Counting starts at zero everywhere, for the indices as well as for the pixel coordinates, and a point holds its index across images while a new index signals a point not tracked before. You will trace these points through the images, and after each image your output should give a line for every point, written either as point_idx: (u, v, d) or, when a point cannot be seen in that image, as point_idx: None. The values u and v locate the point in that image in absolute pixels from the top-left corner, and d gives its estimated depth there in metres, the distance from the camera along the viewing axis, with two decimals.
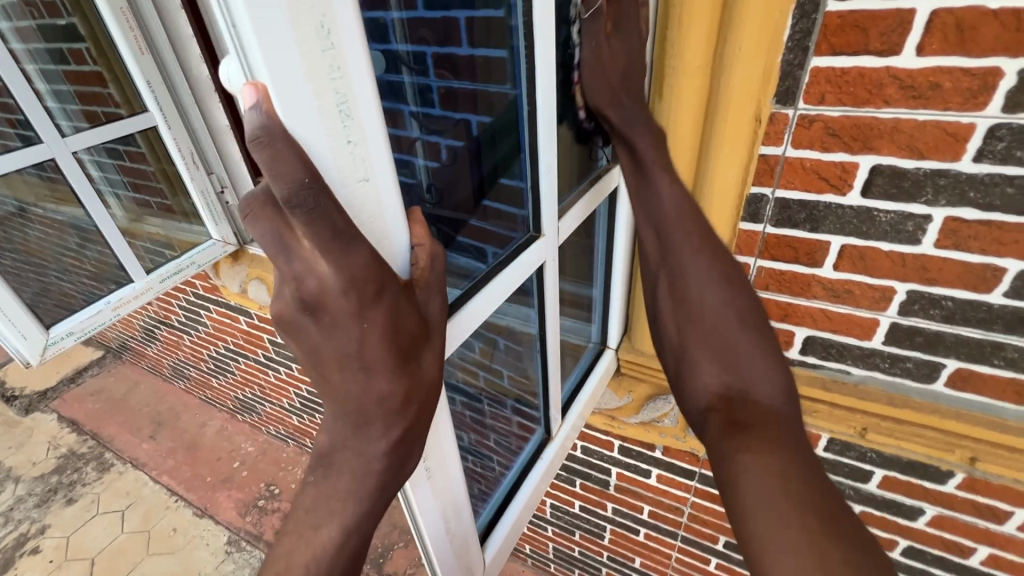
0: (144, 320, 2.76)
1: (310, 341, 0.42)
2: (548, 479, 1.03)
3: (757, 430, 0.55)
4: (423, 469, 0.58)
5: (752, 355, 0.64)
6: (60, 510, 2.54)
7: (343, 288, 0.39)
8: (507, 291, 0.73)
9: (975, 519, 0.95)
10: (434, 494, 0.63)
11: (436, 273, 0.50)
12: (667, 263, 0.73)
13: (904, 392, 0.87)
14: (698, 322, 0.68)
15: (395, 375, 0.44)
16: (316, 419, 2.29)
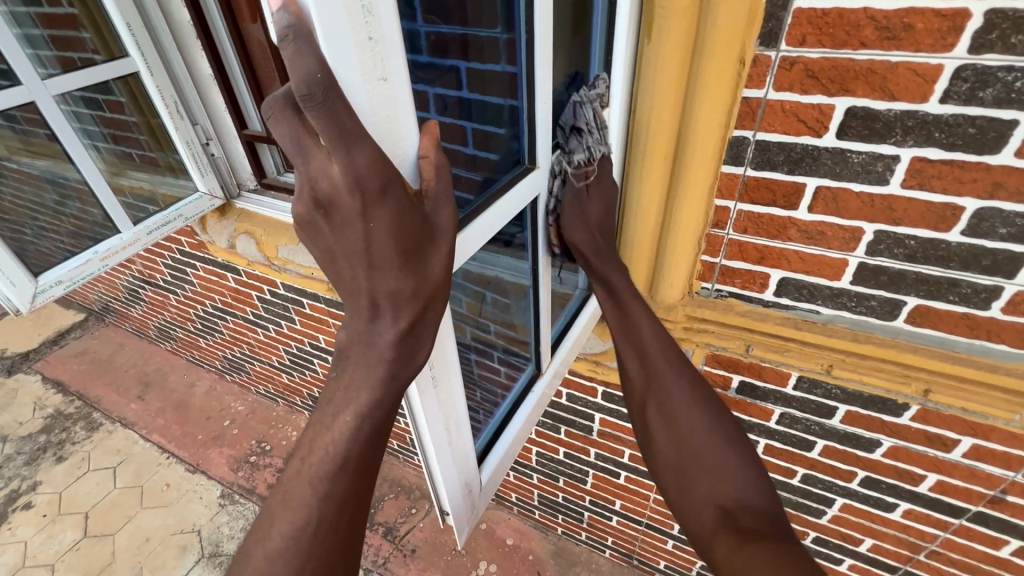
0: (128, 280, 2.73)
1: (327, 238, 0.49)
2: (538, 410, 1.11)
3: (761, 534, 0.70)
4: (429, 375, 0.66)
5: (732, 470, 0.80)
6: (51, 467, 2.56)
7: (350, 189, 0.44)
8: (502, 219, 0.78)
9: (926, 448, 1.03)
10: (438, 402, 0.70)
11: (446, 185, 0.54)
12: (655, 392, 0.87)
13: (868, 330, 0.94)
14: (688, 443, 0.83)
15: (399, 271, 0.51)
16: (306, 376, 2.33)
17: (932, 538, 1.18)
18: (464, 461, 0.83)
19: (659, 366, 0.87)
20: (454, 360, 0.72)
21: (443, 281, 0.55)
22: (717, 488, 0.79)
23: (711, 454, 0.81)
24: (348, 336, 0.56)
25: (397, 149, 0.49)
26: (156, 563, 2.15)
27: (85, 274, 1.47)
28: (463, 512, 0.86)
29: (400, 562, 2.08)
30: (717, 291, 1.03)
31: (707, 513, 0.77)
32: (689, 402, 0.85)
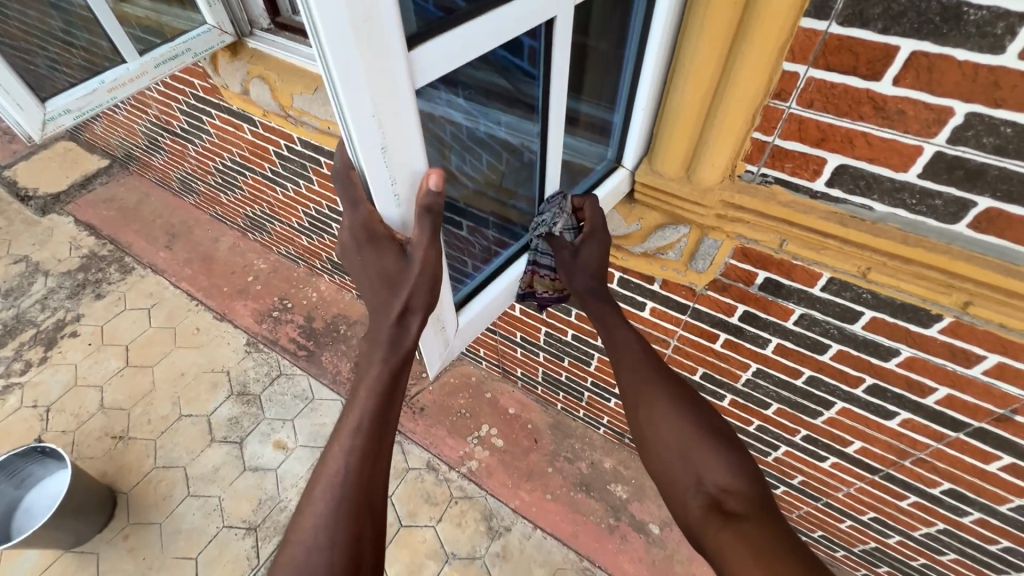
0: (147, 126, 2.66)
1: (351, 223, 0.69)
2: (535, 273, 1.11)
3: (747, 520, 0.76)
4: (391, 190, 0.66)
5: (708, 451, 0.85)
6: (91, 303, 2.73)
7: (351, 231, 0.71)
8: (499, 35, 0.66)
9: (946, 361, 1.00)
10: (403, 223, 0.71)
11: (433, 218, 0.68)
12: (641, 396, 0.91)
13: (923, 232, 0.85)
14: (679, 439, 0.86)
15: (390, 288, 0.72)
16: (326, 239, 2.34)
17: (922, 447, 1.20)
18: (443, 303, 0.89)
19: (648, 377, 0.92)
20: (424, 188, 0.71)
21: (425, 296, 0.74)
22: (704, 471, 0.83)
23: (695, 446, 0.85)
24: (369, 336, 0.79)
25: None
26: (192, 395, 2.37)
27: (94, 106, 1.40)
28: (434, 347, 0.93)
29: (409, 417, 2.26)
30: (762, 176, 0.93)
31: (696, 498, 0.81)
32: (675, 409, 0.89)
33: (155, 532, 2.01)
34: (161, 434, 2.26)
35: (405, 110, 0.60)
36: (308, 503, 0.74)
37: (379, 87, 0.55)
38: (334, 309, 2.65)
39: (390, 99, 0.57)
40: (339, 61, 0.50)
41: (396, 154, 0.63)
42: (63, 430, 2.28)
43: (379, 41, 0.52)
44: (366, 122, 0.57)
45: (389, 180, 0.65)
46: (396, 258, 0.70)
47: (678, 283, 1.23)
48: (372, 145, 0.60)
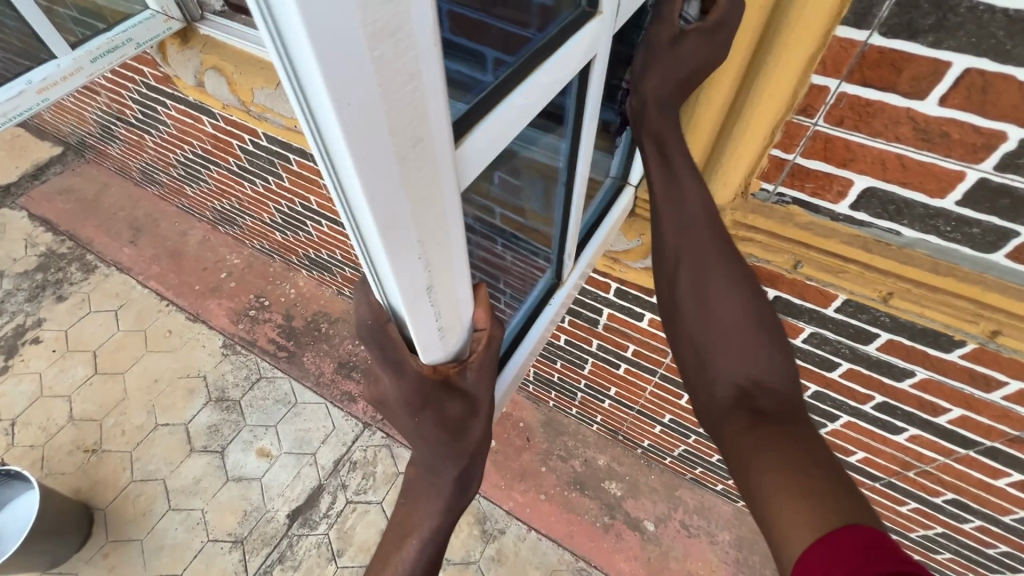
0: (98, 113, 2.45)
1: (391, 380, 0.58)
2: (556, 323, 1.01)
3: (777, 420, 0.64)
4: (435, 327, 0.52)
5: (752, 342, 0.71)
6: (52, 306, 2.57)
7: (396, 397, 0.59)
8: (540, 100, 0.55)
9: (964, 385, 0.95)
10: (444, 349, 0.56)
11: (491, 354, 0.62)
12: (687, 260, 0.76)
13: (954, 260, 0.78)
14: (719, 322, 0.73)
15: (450, 448, 0.60)
16: (301, 235, 2.21)
17: (929, 460, 1.17)
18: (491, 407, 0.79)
19: (695, 242, 0.76)
20: (468, 307, 0.57)
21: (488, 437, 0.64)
22: (741, 359, 0.70)
23: (739, 330, 0.72)
24: (412, 481, 0.67)
25: (414, 103, 0.33)
26: (167, 402, 2.27)
27: (21, 110, 1.22)
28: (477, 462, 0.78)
29: None
30: (779, 195, 0.85)
31: (723, 390, 0.70)
32: (723, 287, 0.74)
33: (137, 549, 1.94)
34: (137, 445, 2.16)
35: (452, 229, 0.46)
36: None
37: (424, 216, 0.41)
38: (314, 306, 2.53)
39: (437, 225, 0.43)
40: (378, 207, 0.36)
41: (442, 282, 0.49)
42: (31, 445, 2.17)
43: (426, 163, 0.38)
44: (409, 260, 0.43)
45: (433, 317, 0.51)
46: (459, 402, 0.59)
47: None
48: (415, 286, 0.46)
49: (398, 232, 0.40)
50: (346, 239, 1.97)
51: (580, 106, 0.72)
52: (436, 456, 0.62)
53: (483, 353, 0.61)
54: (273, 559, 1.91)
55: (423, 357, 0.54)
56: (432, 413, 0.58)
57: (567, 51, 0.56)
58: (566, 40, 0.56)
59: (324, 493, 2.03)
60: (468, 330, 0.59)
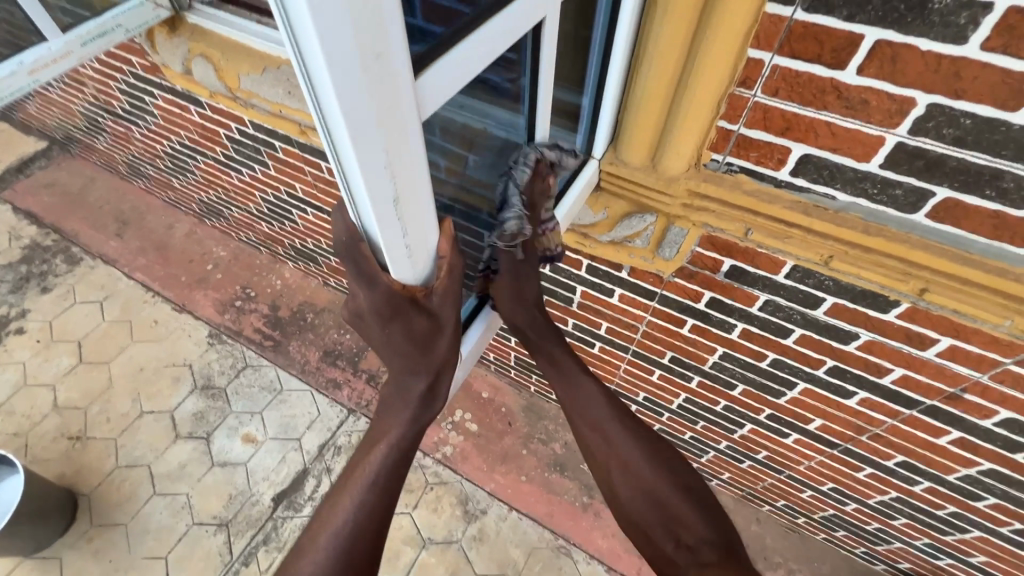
0: (85, 106, 2.47)
1: (364, 295, 0.64)
2: None
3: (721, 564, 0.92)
4: (403, 245, 0.58)
5: (679, 507, 1.00)
6: (37, 297, 2.58)
7: (368, 308, 0.67)
8: (489, 53, 0.60)
9: (902, 344, 1.03)
10: (415, 269, 0.62)
11: (455, 278, 0.68)
12: (615, 457, 1.05)
13: (883, 221, 0.86)
14: (650, 499, 1.01)
15: (418, 355, 0.72)
16: (287, 225, 2.25)
17: (879, 423, 1.25)
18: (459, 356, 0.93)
19: (617, 440, 1.05)
20: (436, 232, 0.63)
21: (453, 350, 0.76)
22: (677, 525, 0.98)
23: (668, 499, 1.01)
24: (389, 385, 0.80)
25: (374, 19, 0.38)
26: (153, 390, 2.29)
27: (13, 89, 1.27)
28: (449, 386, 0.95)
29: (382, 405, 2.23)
30: (728, 164, 0.92)
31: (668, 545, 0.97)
32: (646, 469, 1.03)
33: (121, 533, 1.96)
34: (122, 432, 2.18)
35: (416, 148, 0.51)
36: (303, 554, 0.78)
37: (390, 129, 0.46)
38: (300, 296, 2.56)
39: (402, 142, 0.49)
40: (348, 113, 0.41)
41: (409, 201, 0.55)
42: (14, 433, 2.17)
43: (389, 85, 0.43)
44: (378, 171, 0.48)
45: (402, 234, 0.57)
46: (425, 319, 0.69)
47: (645, 271, 1.23)
48: (384, 200, 0.51)
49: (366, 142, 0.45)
50: (331, 227, 2.02)
51: (534, 88, 0.80)
52: (405, 364, 0.74)
53: (447, 279, 0.68)
54: (258, 541, 1.94)
55: (393, 271, 0.60)
56: (400, 328, 0.68)
57: (511, 9, 0.61)
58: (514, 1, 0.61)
59: (310, 477, 2.07)
60: (433, 258, 0.64)
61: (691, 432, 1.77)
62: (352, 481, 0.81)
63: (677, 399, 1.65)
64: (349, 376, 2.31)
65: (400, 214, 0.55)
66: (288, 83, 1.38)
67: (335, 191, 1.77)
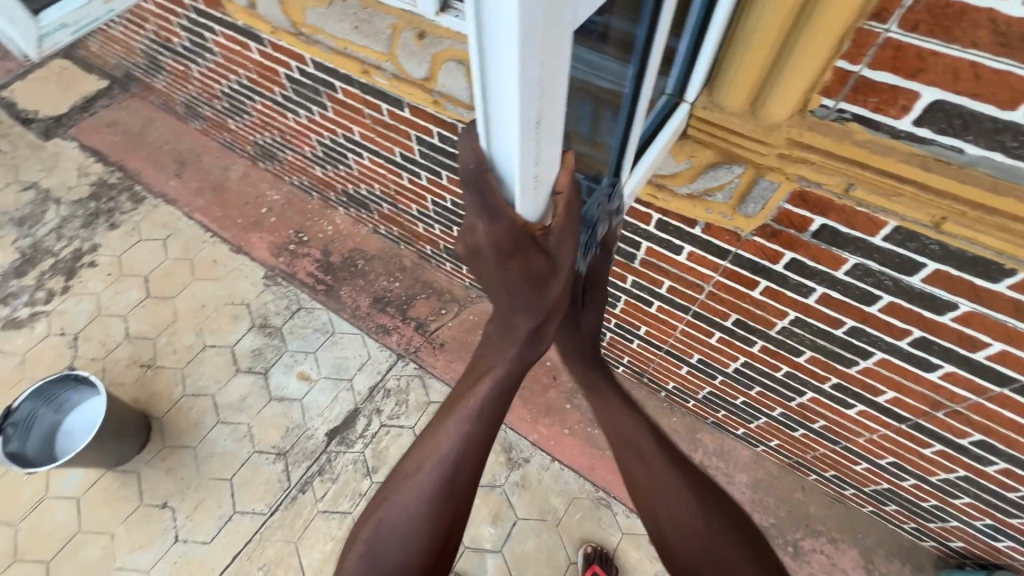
0: (145, 43, 2.49)
1: (486, 231, 0.63)
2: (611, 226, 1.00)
3: None
4: (532, 175, 0.57)
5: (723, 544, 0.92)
6: (107, 233, 2.70)
7: (488, 245, 0.66)
8: None
9: (1008, 318, 0.95)
10: (535, 205, 0.63)
11: (570, 212, 0.68)
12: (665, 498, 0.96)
13: (1016, 180, 0.77)
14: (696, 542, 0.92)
15: (533, 297, 0.71)
16: (341, 170, 2.25)
17: (960, 400, 1.18)
18: None
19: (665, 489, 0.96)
20: (556, 166, 0.62)
21: (563, 300, 0.74)
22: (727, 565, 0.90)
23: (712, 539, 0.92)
24: (494, 324, 0.80)
25: None
26: (214, 326, 2.40)
27: (90, 20, 1.15)
28: None
29: (429, 352, 2.28)
30: (839, 111, 0.84)
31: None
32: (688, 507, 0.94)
33: (190, 455, 2.12)
34: (187, 363, 2.31)
35: (562, 61, 0.50)
36: (391, 497, 0.83)
37: (549, 36, 0.45)
38: (351, 243, 2.59)
39: (555, 54, 0.48)
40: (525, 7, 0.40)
41: (545, 123, 0.54)
42: (92, 358, 2.34)
43: None
44: (530, 81, 0.47)
45: (535, 161, 0.56)
46: (545, 259, 0.67)
47: (722, 228, 1.17)
48: (529, 117, 0.51)
49: (528, 46, 0.44)
50: (387, 173, 2.01)
51: (649, 37, 0.77)
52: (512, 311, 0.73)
53: (564, 219, 0.68)
54: (314, 472, 2.06)
55: (519, 207, 0.61)
56: (516, 270, 0.67)
57: None
58: None
59: (360, 416, 2.15)
60: (552, 192, 0.65)
61: (744, 397, 1.74)
62: (449, 420, 0.82)
63: (733, 362, 1.61)
64: (398, 322, 2.36)
65: (536, 139, 0.54)
66: (354, 17, 1.37)
67: (394, 135, 1.74)
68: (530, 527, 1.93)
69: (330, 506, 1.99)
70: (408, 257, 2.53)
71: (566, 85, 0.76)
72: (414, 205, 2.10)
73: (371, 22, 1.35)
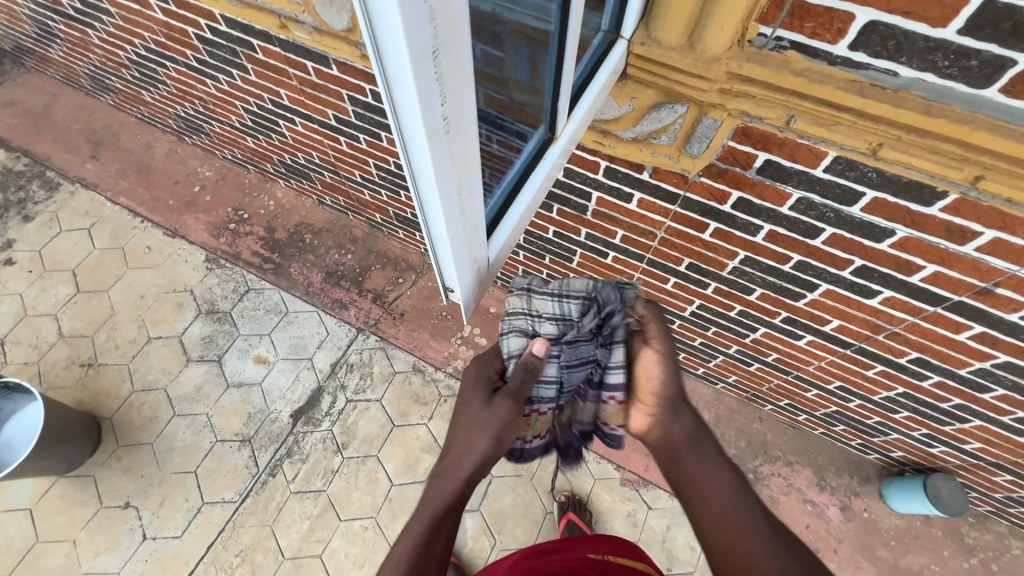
0: (31, 7, 2.21)
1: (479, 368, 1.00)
2: (549, 181, 0.98)
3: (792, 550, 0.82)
4: (441, 113, 0.52)
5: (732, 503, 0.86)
6: (21, 226, 2.47)
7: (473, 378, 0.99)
8: None
9: (940, 240, 0.98)
10: (450, 150, 0.58)
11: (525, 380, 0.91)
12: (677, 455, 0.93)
13: (946, 101, 0.77)
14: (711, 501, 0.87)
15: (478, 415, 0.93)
16: (274, 139, 2.11)
17: (898, 322, 1.24)
18: (476, 237, 0.79)
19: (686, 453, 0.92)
20: (470, 100, 0.57)
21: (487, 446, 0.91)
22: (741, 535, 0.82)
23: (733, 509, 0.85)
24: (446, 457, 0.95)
25: None
26: (157, 316, 2.26)
27: None
28: (468, 288, 0.86)
29: (389, 323, 2.23)
30: (776, 40, 0.82)
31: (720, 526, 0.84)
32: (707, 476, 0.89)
33: (148, 452, 2.03)
34: (133, 358, 2.18)
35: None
36: None
37: None
38: (296, 217, 2.46)
39: None
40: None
41: (444, 58, 0.48)
42: (25, 362, 2.18)
43: None
44: (417, 16, 0.40)
45: (440, 103, 0.51)
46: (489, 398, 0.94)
47: (669, 171, 1.15)
48: (426, 55, 0.44)
49: None
50: (323, 138, 1.88)
51: None
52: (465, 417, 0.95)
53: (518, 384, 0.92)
54: (282, 454, 2.01)
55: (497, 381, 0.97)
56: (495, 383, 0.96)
57: None
58: None
59: (325, 394, 2.11)
60: (464, 134, 0.60)
61: (701, 338, 1.79)
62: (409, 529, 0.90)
63: (690, 306, 1.64)
64: (355, 295, 2.28)
65: (438, 73, 0.48)
66: None
67: (324, 97, 1.62)
68: (506, 484, 1.97)
69: (303, 486, 1.96)
70: (358, 227, 2.43)
71: (491, 27, 0.71)
72: (357, 170, 1.98)
73: None
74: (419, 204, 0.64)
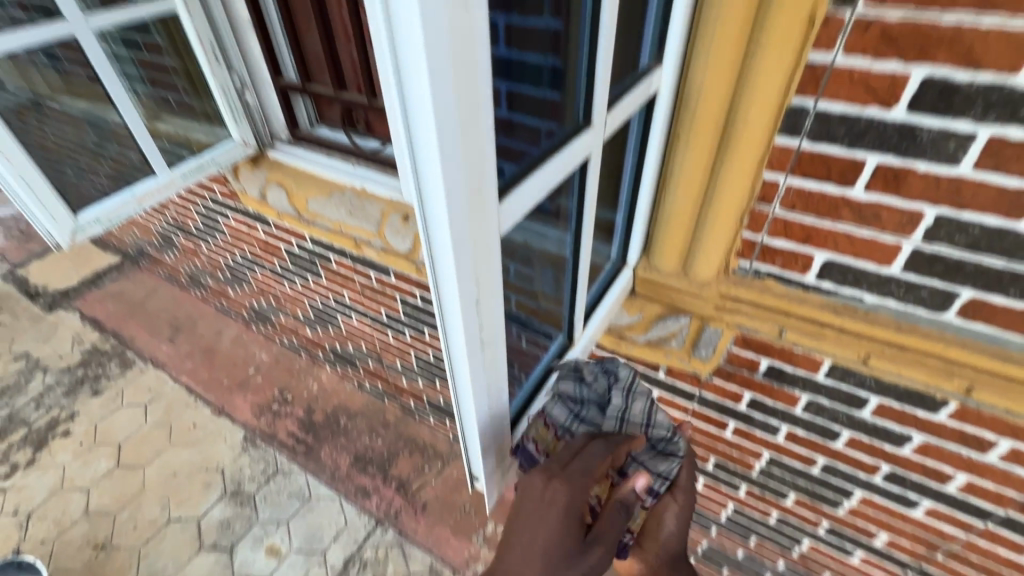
0: (163, 225, 2.79)
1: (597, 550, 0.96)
2: None
3: None
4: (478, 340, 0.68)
5: None
6: (88, 399, 2.70)
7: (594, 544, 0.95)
8: (545, 186, 0.71)
9: (959, 447, 1.00)
10: (485, 367, 0.73)
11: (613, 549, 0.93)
12: None
13: (914, 321, 0.90)
14: None
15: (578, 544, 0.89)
16: (330, 329, 2.37)
17: (952, 538, 1.15)
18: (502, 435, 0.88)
19: None
20: (500, 326, 0.73)
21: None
22: None
23: None
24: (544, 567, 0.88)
25: (478, 161, 0.53)
26: (182, 496, 2.27)
27: (123, 215, 1.61)
28: (493, 479, 0.92)
29: (410, 515, 2.15)
30: (755, 270, 1.00)
31: None
32: None
33: None
34: (147, 541, 2.13)
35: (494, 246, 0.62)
36: None
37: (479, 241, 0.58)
38: (334, 400, 2.60)
39: (486, 252, 0.61)
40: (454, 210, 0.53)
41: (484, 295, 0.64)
42: (42, 540, 2.16)
43: (482, 206, 0.56)
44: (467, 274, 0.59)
45: (477, 324, 0.66)
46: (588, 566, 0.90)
47: (683, 371, 1.24)
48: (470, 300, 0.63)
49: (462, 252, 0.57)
50: (373, 331, 2.12)
51: (580, 210, 0.90)
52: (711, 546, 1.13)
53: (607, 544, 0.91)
54: None
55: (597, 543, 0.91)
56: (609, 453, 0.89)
57: (569, 148, 0.74)
58: (569, 144, 0.74)
59: None
60: (497, 355, 0.75)
61: (744, 548, 1.64)
62: None
63: (725, 509, 1.56)
64: (379, 483, 2.26)
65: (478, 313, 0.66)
66: (349, 205, 1.62)
67: (381, 297, 1.89)
68: None
69: None
70: (391, 411, 2.52)
71: (523, 254, 0.86)
72: (398, 359, 2.18)
73: (364, 208, 1.59)
74: (457, 405, 0.77)
